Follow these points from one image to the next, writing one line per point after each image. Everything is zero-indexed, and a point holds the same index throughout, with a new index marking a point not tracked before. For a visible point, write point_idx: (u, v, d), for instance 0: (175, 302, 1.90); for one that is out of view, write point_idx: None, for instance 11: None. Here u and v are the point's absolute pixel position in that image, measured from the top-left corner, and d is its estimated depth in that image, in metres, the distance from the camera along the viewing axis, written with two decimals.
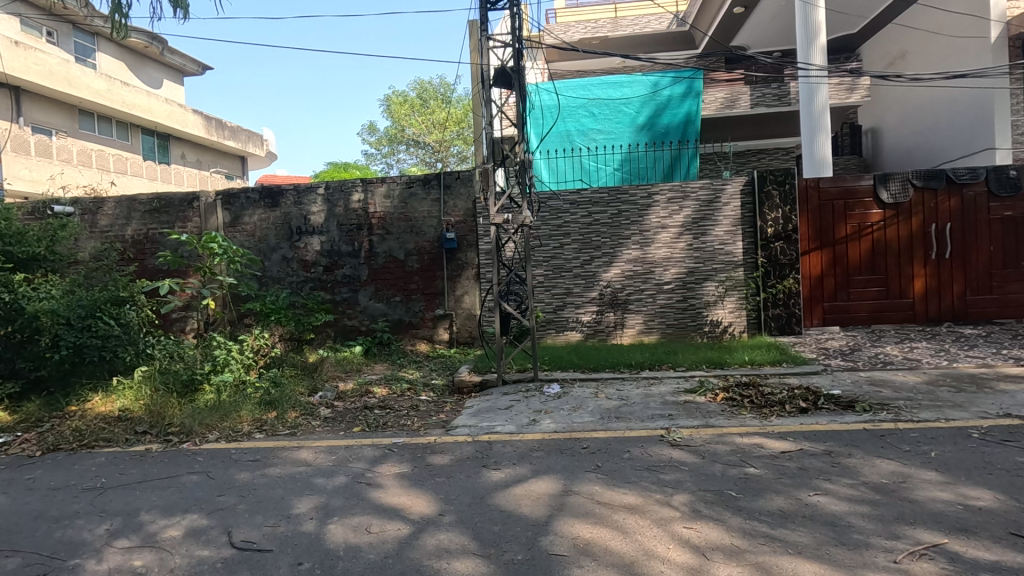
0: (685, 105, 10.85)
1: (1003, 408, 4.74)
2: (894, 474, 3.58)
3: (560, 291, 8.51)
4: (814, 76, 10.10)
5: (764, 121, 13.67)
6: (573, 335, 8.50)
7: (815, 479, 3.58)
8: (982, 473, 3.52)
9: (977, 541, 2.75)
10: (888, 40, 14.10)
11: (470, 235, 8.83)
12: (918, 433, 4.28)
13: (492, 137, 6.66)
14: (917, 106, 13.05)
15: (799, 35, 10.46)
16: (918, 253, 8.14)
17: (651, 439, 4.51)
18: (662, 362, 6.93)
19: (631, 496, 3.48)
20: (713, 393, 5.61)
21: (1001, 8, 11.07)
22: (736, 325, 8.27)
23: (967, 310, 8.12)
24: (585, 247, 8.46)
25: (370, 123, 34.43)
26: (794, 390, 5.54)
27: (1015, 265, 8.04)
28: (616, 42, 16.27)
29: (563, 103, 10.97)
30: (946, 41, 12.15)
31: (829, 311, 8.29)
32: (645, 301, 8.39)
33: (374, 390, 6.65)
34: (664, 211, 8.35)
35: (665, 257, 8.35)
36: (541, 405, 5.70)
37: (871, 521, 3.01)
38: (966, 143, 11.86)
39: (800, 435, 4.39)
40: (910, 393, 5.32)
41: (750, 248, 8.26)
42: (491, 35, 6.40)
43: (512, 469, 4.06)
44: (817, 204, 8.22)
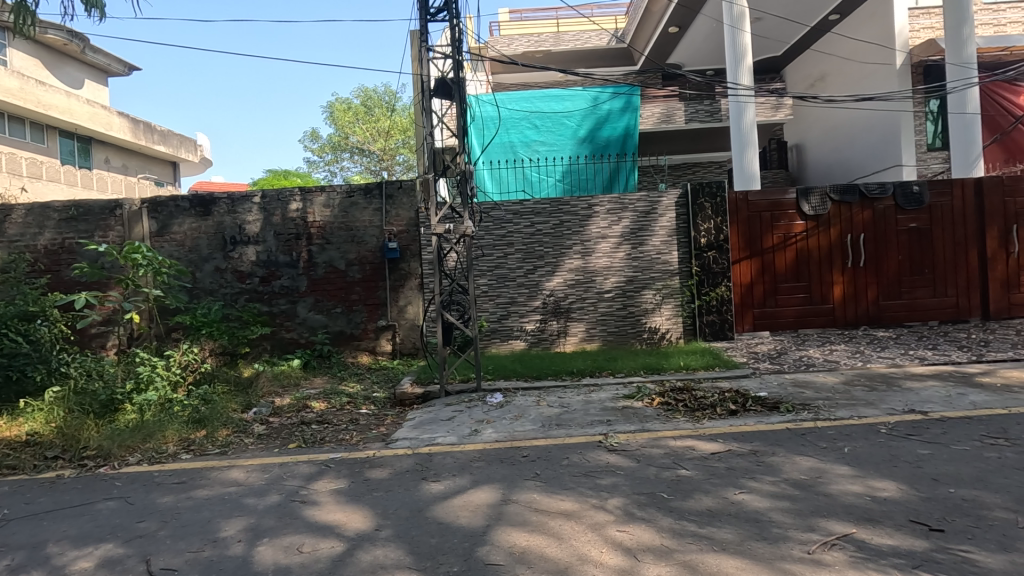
0: (623, 119, 11.16)
1: (908, 405, 5.14)
2: (812, 470, 3.80)
3: (504, 300, 8.56)
4: (742, 94, 10.64)
5: (698, 136, 14.32)
6: (517, 344, 8.56)
7: (741, 478, 3.75)
8: (888, 465, 3.80)
9: (882, 530, 2.96)
10: (807, 64, 15.12)
11: (413, 245, 8.76)
12: (834, 430, 4.59)
13: (432, 147, 6.63)
14: (836, 125, 14.02)
15: (727, 56, 11.01)
16: (837, 261, 8.71)
17: (589, 445, 4.61)
18: (603, 369, 7.08)
19: (568, 502, 3.54)
20: (649, 398, 5.80)
21: (904, 38, 12.13)
22: (673, 331, 8.58)
23: (881, 315, 8.75)
24: (528, 257, 8.57)
25: (312, 131, 33.66)
26: (725, 393, 5.79)
27: (921, 273, 8.75)
28: (558, 57, 16.64)
29: (505, 115, 11.15)
30: (859, 66, 13.13)
31: (759, 317, 8.73)
32: (587, 309, 8.57)
33: (312, 404, 6.46)
34: (604, 221, 8.59)
35: (605, 266, 8.58)
36: (483, 415, 5.71)
37: (790, 516, 3.19)
38: (878, 160, 12.84)
39: (729, 436, 4.61)
40: (829, 394, 5.67)
41: (685, 258, 8.61)
42: (431, 46, 6.43)
43: (452, 480, 4.04)
44: (746, 216, 8.67)
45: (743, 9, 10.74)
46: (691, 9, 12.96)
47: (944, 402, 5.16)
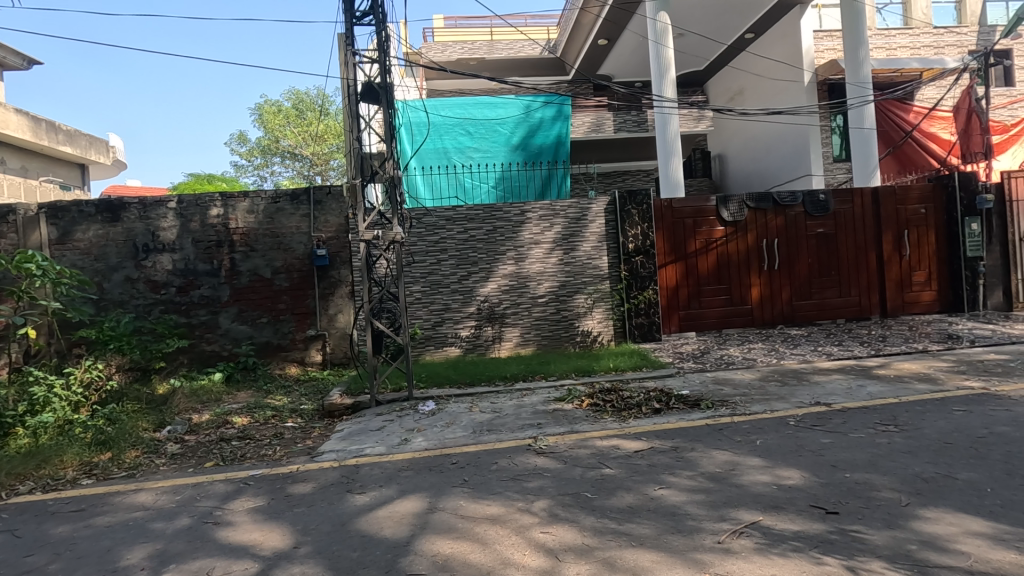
0: (555, 127, 11.40)
1: (814, 398, 5.53)
2: (726, 463, 4.01)
3: (438, 306, 8.50)
4: (667, 106, 11.11)
5: (627, 145, 14.84)
6: (452, 351, 8.51)
7: (661, 473, 3.90)
8: (794, 455, 4.06)
9: (785, 516, 3.16)
10: (727, 79, 16.00)
11: (343, 252, 8.54)
12: (748, 424, 4.86)
13: (360, 152, 6.49)
14: (753, 136, 14.90)
15: (652, 69, 11.42)
16: (754, 265, 9.25)
17: (519, 449, 4.65)
18: (536, 373, 7.17)
19: (494, 506, 3.55)
20: (579, 400, 5.92)
21: (811, 58, 13.09)
22: (605, 334, 8.81)
23: (794, 314, 9.36)
24: (461, 263, 8.56)
25: (238, 133, 32.19)
26: (650, 392, 6.00)
27: (829, 274, 9.43)
28: (492, 65, 16.74)
29: (438, 121, 11.13)
30: (773, 83, 14.05)
31: (684, 318, 9.12)
32: (521, 315, 8.64)
33: (233, 420, 6.14)
34: (536, 227, 8.72)
35: (539, 272, 8.69)
36: (414, 423, 5.64)
37: (704, 507, 3.34)
38: (791, 170, 13.74)
39: (653, 434, 4.78)
40: (745, 390, 6.01)
41: (614, 262, 8.88)
42: (357, 50, 6.31)
43: (378, 491, 3.96)
44: (671, 221, 9.05)
45: (666, 24, 11.15)
46: (618, 24, 13.42)
47: (845, 394, 5.59)
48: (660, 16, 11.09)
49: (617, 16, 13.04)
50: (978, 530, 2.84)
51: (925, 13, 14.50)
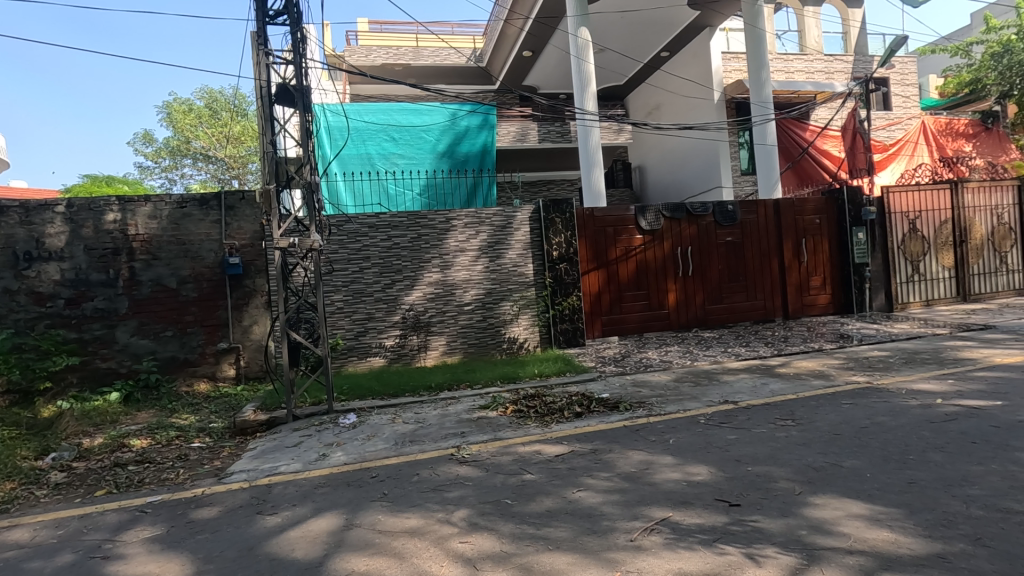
0: (480, 136, 11.46)
1: (723, 396, 5.88)
2: (641, 462, 4.17)
3: (361, 316, 8.27)
4: (588, 119, 11.48)
5: (551, 155, 15.17)
6: (376, 361, 8.30)
7: (579, 476, 3.99)
8: (703, 452, 4.29)
9: (693, 511, 3.32)
10: (645, 94, 16.76)
11: (259, 260, 8.15)
12: (662, 424, 5.08)
13: (273, 156, 6.21)
14: (670, 149, 15.69)
15: (574, 83, 11.73)
16: (671, 271, 9.72)
17: (441, 459, 4.61)
18: (461, 381, 7.13)
19: (413, 519, 3.49)
20: (503, 407, 5.96)
21: (720, 78, 13.96)
22: (531, 340, 8.91)
23: (707, 317, 9.91)
24: (385, 271, 8.39)
25: (144, 132, 29.92)
26: (572, 397, 6.14)
27: (738, 280, 10.08)
28: (417, 71, 16.60)
29: (361, 126, 10.88)
30: (686, 100, 14.87)
31: (607, 323, 9.43)
32: (447, 323, 8.57)
33: (131, 443, 5.66)
34: (461, 235, 8.71)
35: (464, 279, 8.68)
36: (333, 437, 5.44)
37: (618, 507, 3.45)
38: (703, 182, 14.57)
39: (573, 437, 4.89)
40: (661, 391, 6.28)
41: (539, 269, 9.02)
42: (271, 50, 6.06)
43: (291, 511, 3.77)
44: (593, 230, 9.34)
45: (587, 39, 11.50)
46: (541, 37, 13.76)
47: (750, 392, 5.98)
48: (580, 32, 11.43)
49: (540, 30, 13.37)
50: (859, 512, 3.12)
51: (817, 41, 15.94)
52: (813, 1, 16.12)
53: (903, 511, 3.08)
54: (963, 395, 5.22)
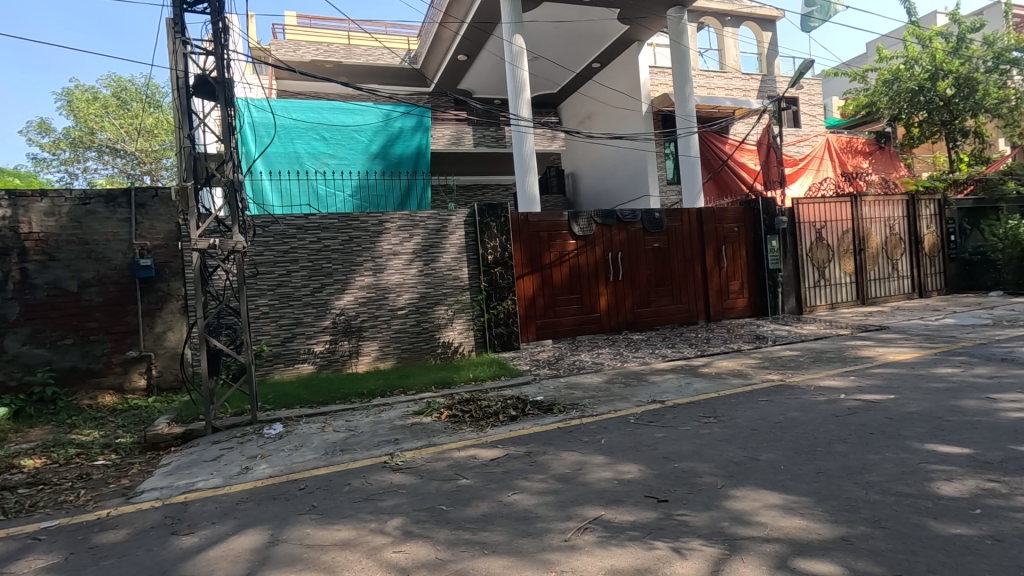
0: (415, 138, 11.30)
1: (651, 396, 6.11)
2: (574, 463, 4.25)
3: (288, 321, 7.92)
4: (523, 125, 11.62)
5: (486, 160, 15.23)
6: (304, 368, 7.96)
7: (514, 479, 4.02)
8: (633, 451, 4.43)
9: (624, 508, 3.42)
10: (577, 103, 17.19)
11: (174, 262, 7.63)
12: (595, 424, 5.21)
13: (191, 151, 5.82)
14: (601, 158, 16.17)
15: (509, 88, 11.82)
16: (602, 276, 10.00)
17: (374, 467, 4.48)
18: (395, 387, 6.97)
19: (344, 531, 3.37)
20: (437, 412, 5.90)
21: (647, 90, 14.54)
22: (465, 345, 8.87)
23: (637, 320, 10.28)
24: (314, 274, 8.09)
25: (39, 120, 27.24)
26: (507, 400, 6.17)
27: (665, 284, 10.53)
28: (348, 69, 16.12)
29: (290, 124, 10.46)
30: (616, 110, 15.39)
31: (541, 327, 9.56)
32: (380, 328, 8.37)
33: (22, 463, 5.11)
34: (395, 238, 8.56)
35: (398, 283, 8.52)
36: (257, 449, 5.17)
37: (552, 508, 3.49)
38: (632, 190, 15.10)
39: (508, 441, 4.92)
40: (593, 392, 6.44)
41: (474, 273, 9.02)
42: (189, 39, 5.69)
43: (210, 529, 3.54)
44: (527, 235, 9.46)
45: (521, 46, 11.62)
46: (476, 42, 13.80)
47: (676, 391, 6.26)
48: (515, 39, 11.55)
49: (474, 35, 13.41)
50: (774, 502, 3.34)
51: (735, 60, 17.00)
52: (732, 23, 17.18)
53: (812, 499, 3.33)
54: (863, 390, 5.71)
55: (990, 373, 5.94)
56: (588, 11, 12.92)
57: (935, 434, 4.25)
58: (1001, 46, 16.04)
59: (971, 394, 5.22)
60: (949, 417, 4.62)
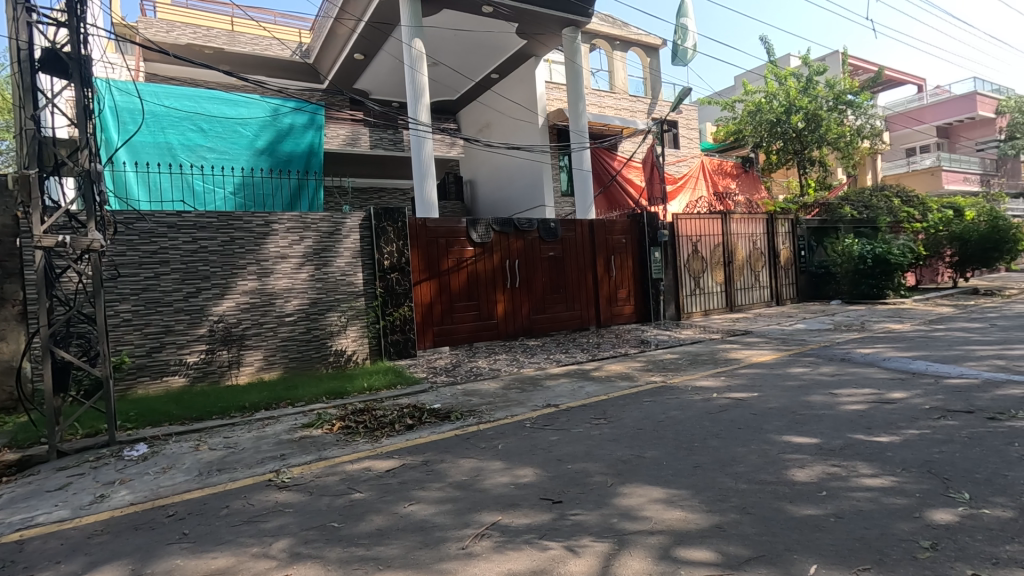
0: (306, 135, 10.76)
1: (546, 400, 6.30)
2: (472, 469, 4.25)
3: (155, 329, 7.13)
4: (421, 129, 11.48)
5: (383, 163, 14.86)
6: (175, 381, 7.19)
7: (410, 489, 3.92)
8: (529, 454, 4.53)
9: (520, 512, 3.48)
10: (475, 112, 17.35)
11: (10, 262, 6.56)
12: (492, 430, 5.26)
13: (34, 134, 5.02)
14: (499, 167, 16.44)
15: (408, 92, 11.61)
16: (499, 282, 10.15)
17: (256, 487, 4.16)
18: (281, 399, 6.53)
19: (221, 558, 3.09)
20: (329, 424, 5.62)
21: (543, 104, 15.03)
22: (359, 353, 8.54)
23: (532, 326, 10.54)
24: (188, 278, 7.37)
25: None
26: (403, 409, 6.04)
27: (559, 291, 10.91)
28: (231, 59, 14.98)
29: (161, 112, 9.49)
30: (514, 121, 15.75)
31: (438, 333, 9.51)
32: (265, 335, 7.80)
33: None
34: (283, 240, 8.05)
35: (286, 288, 8.01)
36: (115, 474, 4.57)
37: (449, 516, 3.47)
38: (528, 200, 15.49)
39: (404, 450, 4.81)
40: (490, 398, 6.50)
41: (369, 279, 8.75)
42: (34, 5, 4.93)
43: (53, 571, 3.07)
44: (425, 240, 9.39)
45: (420, 50, 11.50)
46: (373, 42, 13.46)
47: (569, 395, 6.50)
48: (414, 42, 11.42)
49: (372, 34, 13.05)
50: (658, 496, 3.57)
51: (623, 82, 18.13)
52: (621, 47, 18.30)
53: (690, 492, 3.60)
54: (732, 389, 6.32)
55: (832, 371, 6.84)
56: (486, 23, 13.11)
57: (790, 426, 4.80)
58: (839, 89, 18.54)
59: (818, 390, 5.97)
60: (801, 411, 5.24)
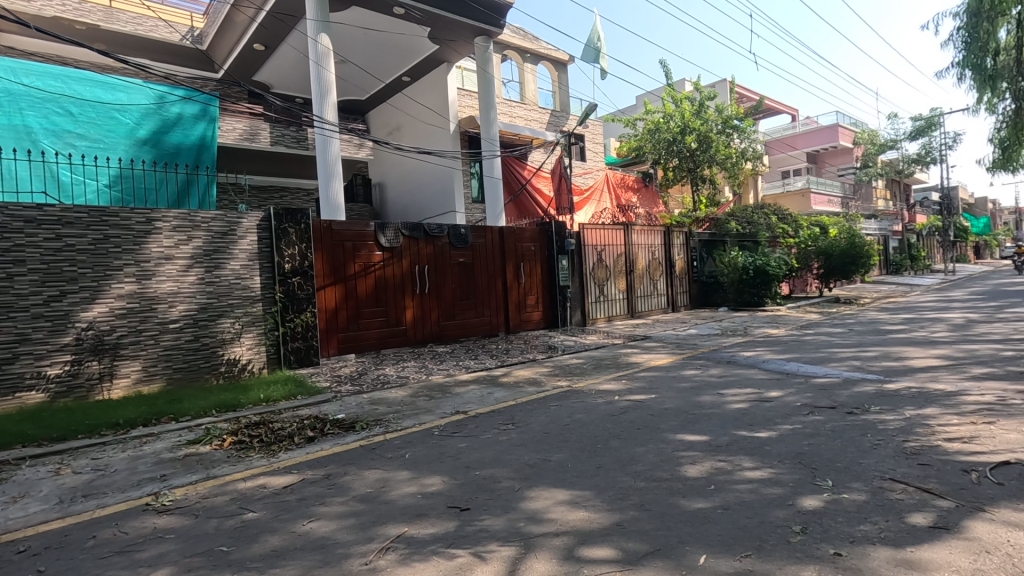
0: (197, 127, 9.96)
1: (455, 407, 6.25)
2: (377, 481, 4.11)
3: (6, 339, 6.18)
4: (328, 128, 11.01)
5: (284, 160, 14.09)
6: (31, 397, 6.28)
7: (310, 506, 3.72)
8: (437, 463, 4.47)
9: (427, 522, 3.41)
10: (385, 114, 16.99)
11: None
12: (399, 439, 5.13)
13: None
14: (409, 171, 16.19)
15: (313, 89, 11.12)
16: (409, 288, 9.98)
17: (131, 513, 3.74)
18: (163, 414, 5.94)
19: None
20: (219, 440, 5.19)
21: (455, 110, 15.02)
22: (255, 362, 7.98)
23: (442, 332, 10.45)
24: (51, 280, 6.51)
25: None
26: (304, 420, 5.74)
27: (469, 297, 10.92)
28: (109, 40, 13.52)
29: (18, 91, 8.35)
30: (425, 126, 15.60)
31: (343, 341, 9.18)
32: (144, 344, 7.06)
33: None
34: (168, 240, 7.37)
35: (170, 292, 7.33)
36: None
37: (352, 532, 3.33)
38: (439, 206, 15.38)
39: (304, 464, 4.55)
40: (398, 407, 6.34)
41: (268, 283, 8.23)
42: None
43: None
44: (330, 244, 9.08)
45: (327, 46, 11.07)
46: (275, 33, 12.75)
47: (478, 401, 6.51)
48: (321, 38, 10.99)
49: (273, 25, 12.37)
50: (563, 498, 3.66)
51: (533, 94, 18.58)
52: (531, 59, 18.75)
53: (593, 492, 3.74)
54: (632, 391, 6.64)
55: (720, 373, 7.42)
56: (398, 24, 12.91)
57: (684, 425, 5.14)
58: (727, 114, 20.23)
59: (708, 391, 6.44)
60: (693, 410, 5.63)
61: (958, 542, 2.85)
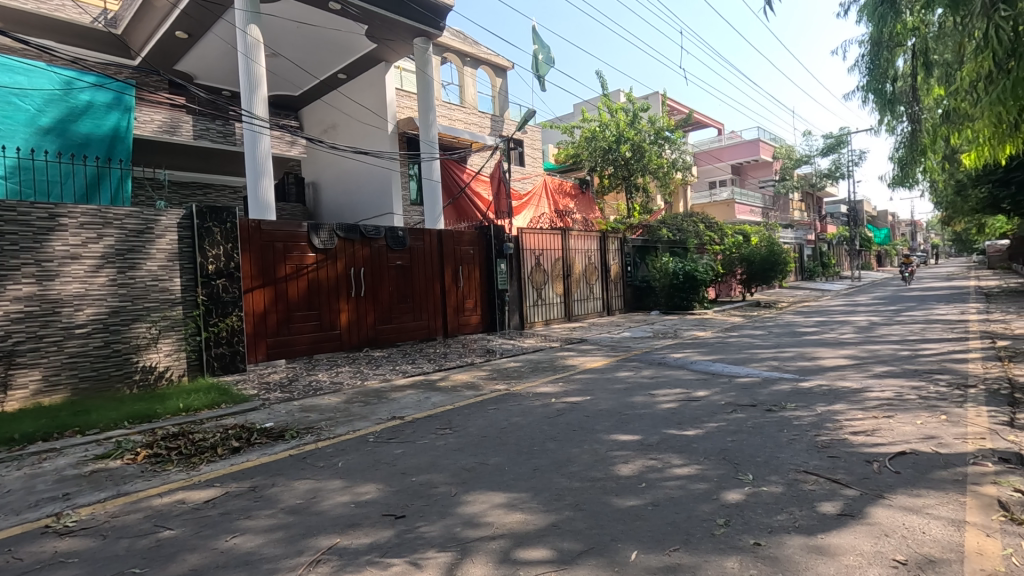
0: (110, 116, 9.26)
1: (391, 413, 6.13)
2: (307, 492, 3.96)
3: None
4: (257, 124, 10.53)
5: (209, 156, 13.34)
6: None
7: (234, 520, 3.53)
8: (372, 470, 4.36)
9: (360, 531, 3.32)
10: (319, 111, 16.45)
11: None
12: (331, 447, 4.97)
13: None
14: (344, 171, 15.76)
15: (242, 82, 10.61)
16: (343, 291, 9.70)
17: (27, 537, 3.40)
18: (67, 428, 5.44)
19: None
20: (131, 454, 4.83)
21: (393, 110, 14.77)
22: (174, 369, 7.46)
23: (378, 336, 10.23)
24: None
25: None
26: (228, 430, 5.44)
27: (407, 300, 10.75)
28: (8, 18, 12.29)
29: None
30: (361, 125, 15.25)
31: (272, 346, 8.81)
32: (45, 352, 6.44)
33: None
34: (74, 238, 6.78)
35: (76, 295, 6.74)
36: None
37: (279, 546, 3.18)
38: (376, 207, 15.06)
39: (228, 476, 4.32)
40: (331, 413, 6.14)
41: (189, 285, 7.75)
42: None
43: None
44: (259, 244, 8.70)
45: (257, 38, 10.59)
46: (199, 21, 12.07)
47: (415, 406, 6.41)
48: (251, 29, 10.51)
49: (197, 12, 11.70)
50: (499, 501, 3.67)
51: (472, 98, 18.60)
52: (470, 63, 18.76)
53: (529, 494, 3.77)
54: (568, 394, 6.76)
55: (651, 374, 7.69)
56: (333, 20, 12.55)
57: (617, 426, 5.28)
58: (659, 125, 21.09)
59: (640, 392, 6.66)
60: (626, 411, 5.80)
61: (862, 528, 3.10)
